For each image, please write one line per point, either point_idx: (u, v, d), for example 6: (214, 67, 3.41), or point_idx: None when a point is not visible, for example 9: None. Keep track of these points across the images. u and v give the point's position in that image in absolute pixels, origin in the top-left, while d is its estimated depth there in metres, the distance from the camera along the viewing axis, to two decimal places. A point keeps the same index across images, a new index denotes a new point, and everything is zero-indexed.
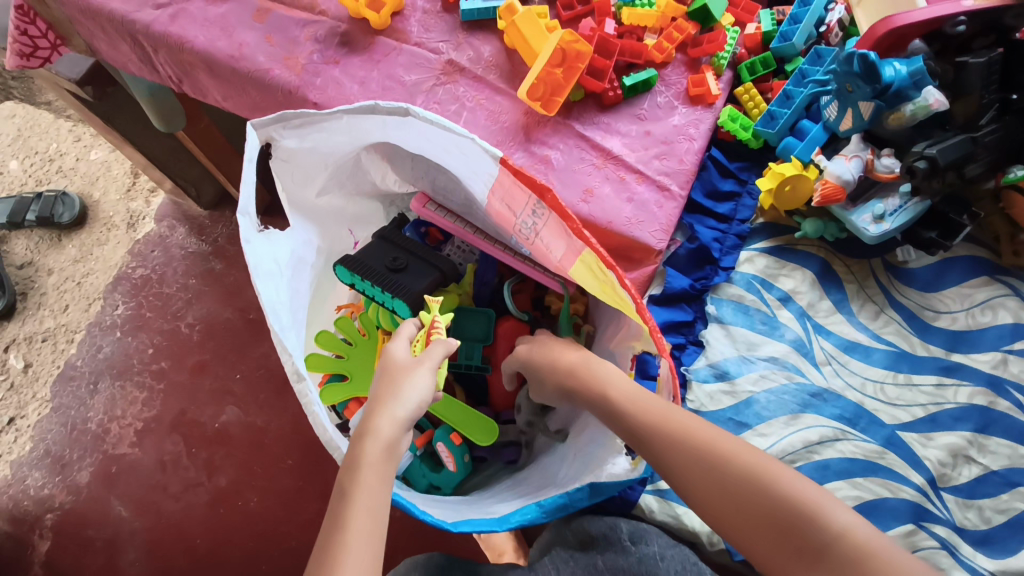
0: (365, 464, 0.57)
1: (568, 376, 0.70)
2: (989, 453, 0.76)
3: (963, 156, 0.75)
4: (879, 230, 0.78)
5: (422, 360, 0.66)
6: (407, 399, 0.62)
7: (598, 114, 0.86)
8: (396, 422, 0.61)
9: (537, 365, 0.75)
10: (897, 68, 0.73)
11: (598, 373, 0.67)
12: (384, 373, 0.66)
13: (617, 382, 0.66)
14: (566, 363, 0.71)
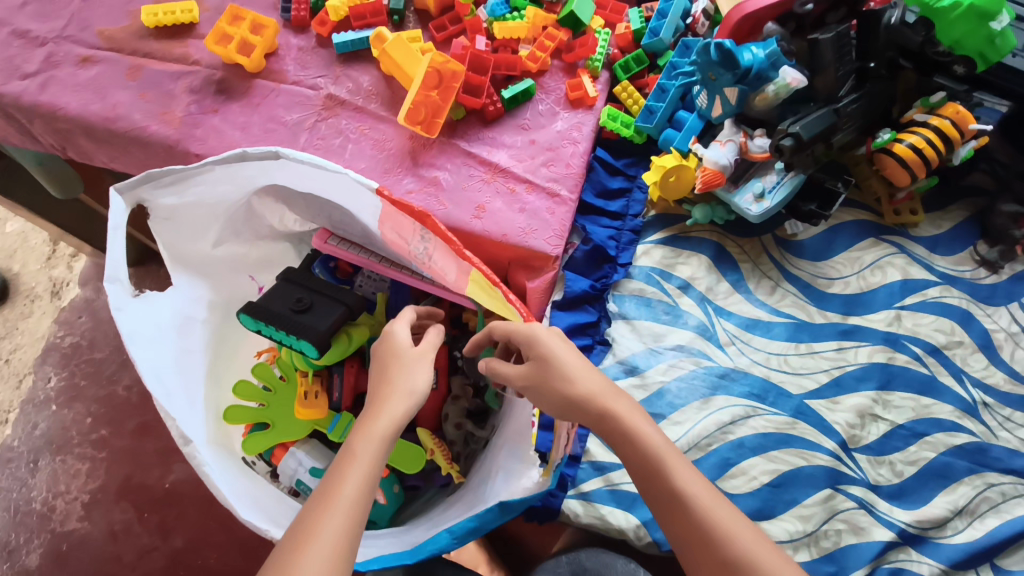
0: (365, 450, 0.56)
1: (597, 404, 0.57)
2: (894, 408, 0.80)
3: (829, 126, 0.78)
4: (760, 209, 0.80)
5: (426, 349, 0.65)
6: (417, 382, 0.61)
7: (482, 129, 0.87)
8: (405, 404, 0.60)
9: (558, 367, 0.58)
10: (754, 52, 0.76)
11: (633, 417, 0.56)
12: (389, 357, 0.64)
13: (653, 434, 0.56)
14: (598, 386, 0.57)
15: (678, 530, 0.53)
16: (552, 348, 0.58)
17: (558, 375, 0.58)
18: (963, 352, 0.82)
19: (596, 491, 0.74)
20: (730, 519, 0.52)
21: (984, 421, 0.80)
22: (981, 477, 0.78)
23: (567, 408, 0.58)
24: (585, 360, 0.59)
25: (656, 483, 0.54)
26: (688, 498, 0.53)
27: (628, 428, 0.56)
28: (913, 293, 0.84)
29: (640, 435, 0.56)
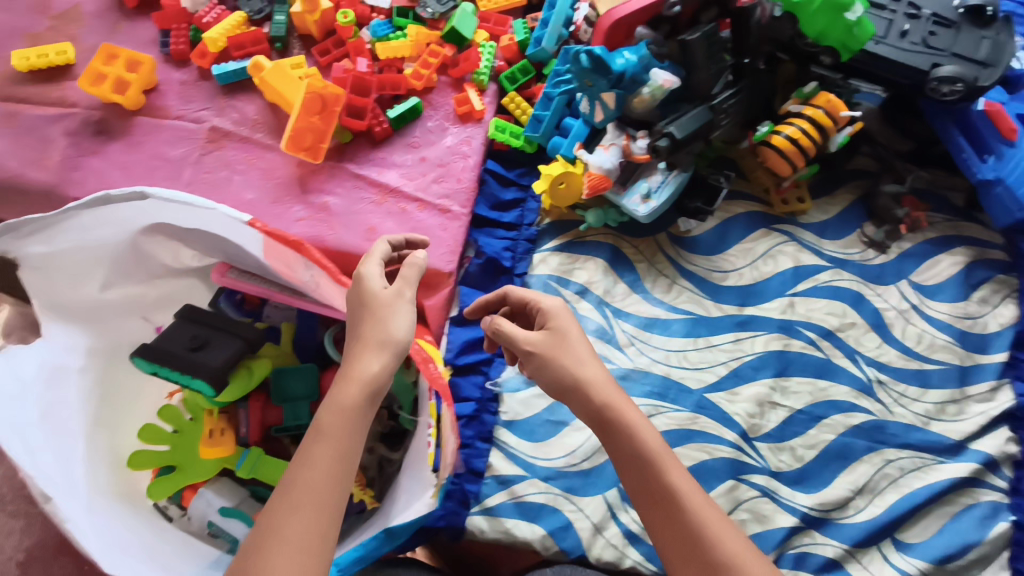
0: (337, 418, 0.55)
1: (601, 395, 0.58)
2: (792, 394, 0.81)
3: (704, 124, 0.80)
4: (648, 209, 0.81)
5: (403, 288, 0.62)
6: (394, 332, 0.59)
7: (371, 150, 0.86)
8: (381, 360, 0.58)
9: (572, 347, 0.60)
10: (626, 57, 0.78)
11: (632, 413, 0.57)
12: (363, 305, 0.61)
13: (650, 433, 0.57)
14: (603, 375, 0.59)
15: (666, 527, 0.54)
16: (566, 327, 0.61)
17: (571, 355, 0.59)
18: (856, 333, 0.84)
19: (501, 505, 0.74)
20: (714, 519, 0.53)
21: (879, 398, 0.82)
22: (879, 454, 0.79)
23: (569, 389, 0.58)
24: (592, 348, 0.61)
25: (648, 478, 0.55)
26: (682, 496, 0.54)
27: (627, 421, 0.57)
28: (805, 279, 0.86)
29: (639, 432, 0.56)
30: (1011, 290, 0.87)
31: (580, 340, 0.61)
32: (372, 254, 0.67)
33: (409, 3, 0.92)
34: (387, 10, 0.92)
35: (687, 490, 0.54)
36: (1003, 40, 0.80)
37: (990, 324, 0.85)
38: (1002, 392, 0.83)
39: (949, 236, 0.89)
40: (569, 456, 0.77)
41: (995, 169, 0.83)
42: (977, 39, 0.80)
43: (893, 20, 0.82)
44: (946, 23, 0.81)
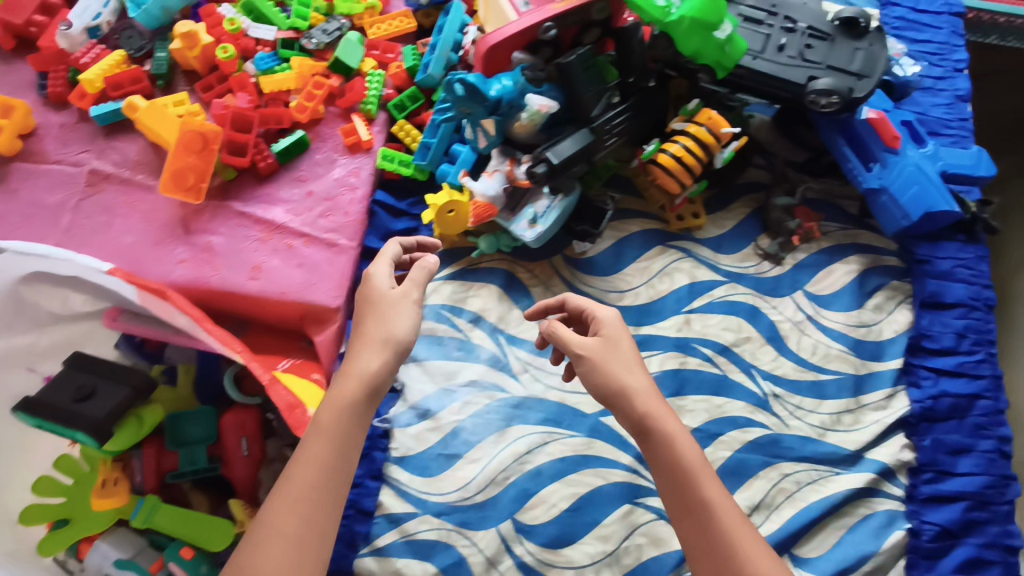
0: (333, 416, 0.59)
1: (646, 403, 0.59)
2: (688, 412, 0.81)
3: (585, 147, 0.79)
4: (534, 234, 0.80)
5: (409, 290, 0.66)
6: (394, 330, 0.63)
7: (257, 187, 0.85)
8: (381, 357, 0.61)
9: (622, 355, 0.61)
10: (503, 83, 0.77)
11: (672, 424, 0.58)
12: (366, 302, 0.65)
13: (688, 445, 0.57)
14: (647, 384, 0.60)
15: (696, 538, 0.55)
16: (618, 336, 0.62)
17: (620, 362, 0.61)
18: (752, 347, 0.84)
19: (392, 544, 0.73)
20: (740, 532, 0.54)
21: (775, 412, 0.82)
22: (775, 468, 0.79)
23: (616, 396, 0.59)
24: (639, 356, 0.62)
25: (682, 486, 0.56)
26: (715, 508, 0.55)
27: (668, 430, 0.58)
28: (700, 295, 0.86)
29: (677, 442, 0.57)
30: (905, 296, 0.88)
31: (629, 349, 0.62)
32: (384, 256, 0.71)
33: (294, 34, 0.90)
34: (272, 42, 0.90)
35: (720, 501, 0.55)
36: (876, 51, 0.80)
37: (885, 330, 0.86)
38: (897, 399, 0.83)
39: (843, 244, 0.90)
40: (463, 490, 0.76)
41: (880, 177, 0.83)
42: (852, 51, 0.80)
43: (770, 34, 0.82)
44: (821, 35, 0.81)
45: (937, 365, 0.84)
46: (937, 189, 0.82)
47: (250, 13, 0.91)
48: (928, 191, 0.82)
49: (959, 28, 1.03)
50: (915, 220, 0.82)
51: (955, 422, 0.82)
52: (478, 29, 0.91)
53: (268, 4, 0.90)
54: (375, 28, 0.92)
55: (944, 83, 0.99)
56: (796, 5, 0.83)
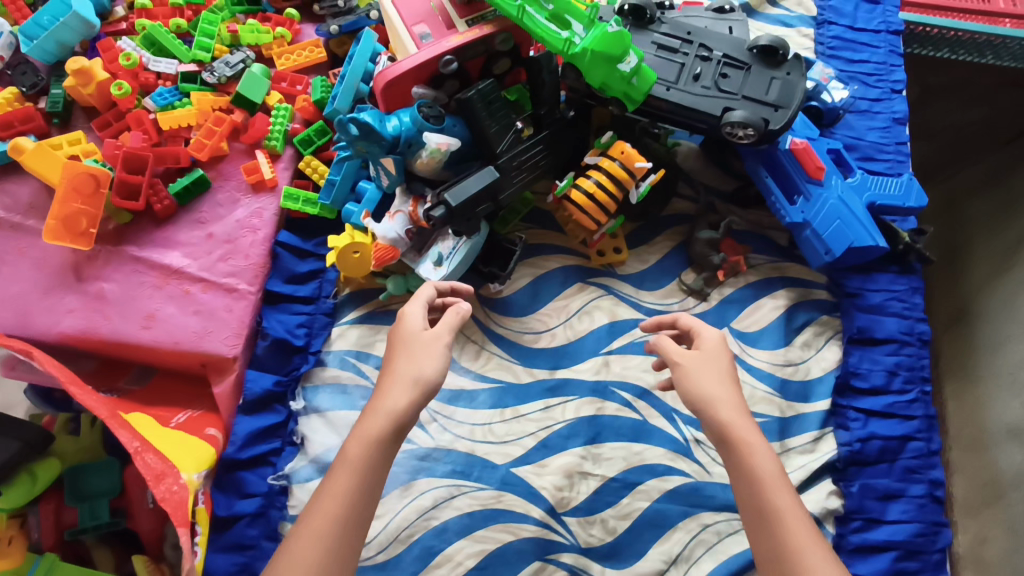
0: (360, 451, 0.57)
1: (728, 414, 0.58)
2: (605, 460, 0.77)
3: (490, 186, 0.74)
4: (439, 277, 0.76)
5: (441, 332, 0.64)
6: (425, 372, 0.61)
7: (155, 230, 0.80)
8: (408, 396, 0.60)
9: (716, 369, 0.61)
10: (399, 120, 0.73)
11: (752, 435, 0.57)
12: (398, 339, 0.64)
13: (766, 457, 0.56)
14: (733, 396, 0.59)
15: (767, 549, 0.53)
16: (716, 352, 0.62)
17: (708, 375, 0.61)
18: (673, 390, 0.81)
19: None
20: (810, 551, 0.51)
21: (697, 459, 0.78)
22: (695, 519, 0.76)
23: (701, 403, 0.60)
24: (734, 372, 0.62)
25: (754, 495, 0.54)
26: (787, 520, 0.53)
27: (747, 439, 0.57)
28: (620, 335, 0.82)
29: (754, 454, 0.56)
30: (834, 332, 0.85)
31: (725, 366, 0.62)
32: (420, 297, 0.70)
33: (195, 67, 0.84)
34: (174, 75, 0.85)
35: (793, 515, 0.53)
36: (794, 80, 0.77)
37: (812, 369, 0.83)
38: (825, 442, 0.80)
39: (770, 278, 0.86)
40: (363, 549, 0.72)
41: (802, 211, 0.81)
42: (768, 80, 0.77)
43: (684, 64, 0.78)
44: (737, 64, 0.78)
45: (866, 406, 0.81)
46: (862, 224, 0.79)
47: (150, 47, 0.85)
48: (850, 226, 0.78)
49: (897, 48, 0.99)
50: (837, 255, 0.79)
51: (884, 466, 0.79)
52: (389, 58, 0.86)
53: (168, 35, 0.84)
54: (284, 59, 0.87)
55: (881, 106, 0.96)
56: (711, 33, 0.80)
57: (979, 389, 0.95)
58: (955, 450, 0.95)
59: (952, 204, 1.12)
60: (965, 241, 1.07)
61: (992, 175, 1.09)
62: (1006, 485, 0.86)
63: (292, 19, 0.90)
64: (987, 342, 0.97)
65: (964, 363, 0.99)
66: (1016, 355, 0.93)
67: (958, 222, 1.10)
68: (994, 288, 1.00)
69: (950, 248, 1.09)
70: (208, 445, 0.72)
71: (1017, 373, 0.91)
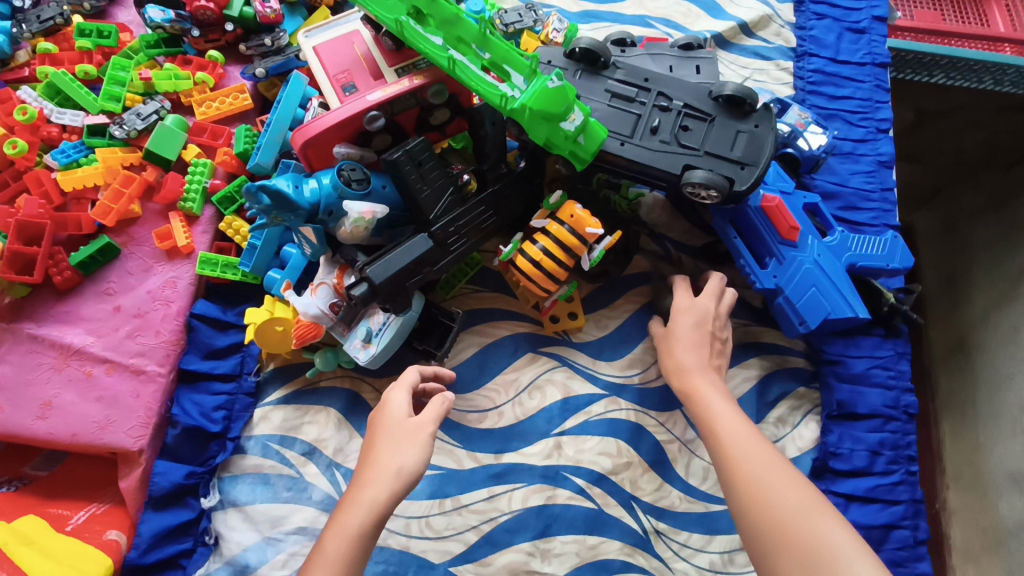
0: (340, 547, 0.50)
1: (676, 369, 0.64)
2: (555, 557, 0.69)
3: (421, 258, 0.66)
4: (367, 357, 0.68)
5: (425, 421, 0.58)
6: (407, 467, 0.54)
7: (57, 304, 0.72)
8: (388, 489, 0.53)
9: (675, 338, 0.67)
10: (314, 186, 0.65)
11: (700, 381, 0.62)
12: (379, 428, 0.57)
13: (710, 393, 0.61)
14: (687, 356, 0.65)
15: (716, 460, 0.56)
16: (679, 322, 0.67)
17: (668, 346, 0.67)
18: (632, 475, 0.72)
19: None
20: (747, 450, 0.54)
21: (657, 553, 0.70)
22: None
23: (667, 372, 0.66)
24: (701, 336, 0.66)
25: (700, 426, 0.59)
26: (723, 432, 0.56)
27: (692, 388, 0.62)
28: (574, 414, 0.74)
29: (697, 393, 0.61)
30: (812, 405, 0.77)
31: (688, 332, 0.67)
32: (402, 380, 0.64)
33: (104, 119, 0.76)
34: (81, 128, 0.77)
35: (726, 423, 0.57)
36: (762, 134, 0.69)
37: (788, 449, 0.75)
38: None
39: (743, 344, 0.79)
40: None
41: (775, 275, 0.73)
42: (733, 134, 0.69)
43: (641, 115, 0.70)
44: (698, 115, 0.70)
45: (845, 490, 0.73)
46: (839, 291, 0.72)
47: (55, 95, 0.77)
48: (827, 294, 0.71)
49: (884, 82, 0.91)
50: (813, 327, 0.71)
51: None
52: (320, 103, 0.75)
53: (72, 84, 0.76)
54: (204, 107, 0.79)
55: (865, 147, 0.87)
56: (670, 79, 0.72)
57: (979, 430, 0.90)
58: (953, 489, 0.91)
59: (952, 228, 1.04)
60: (966, 270, 1.00)
61: (999, 197, 0.98)
62: (1004, 532, 0.81)
63: (215, 61, 0.81)
64: (990, 377, 0.90)
65: (965, 401, 0.93)
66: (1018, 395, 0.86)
67: (960, 249, 1.02)
68: (996, 323, 0.92)
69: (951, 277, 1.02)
70: (106, 554, 0.64)
71: (1019, 415, 0.84)
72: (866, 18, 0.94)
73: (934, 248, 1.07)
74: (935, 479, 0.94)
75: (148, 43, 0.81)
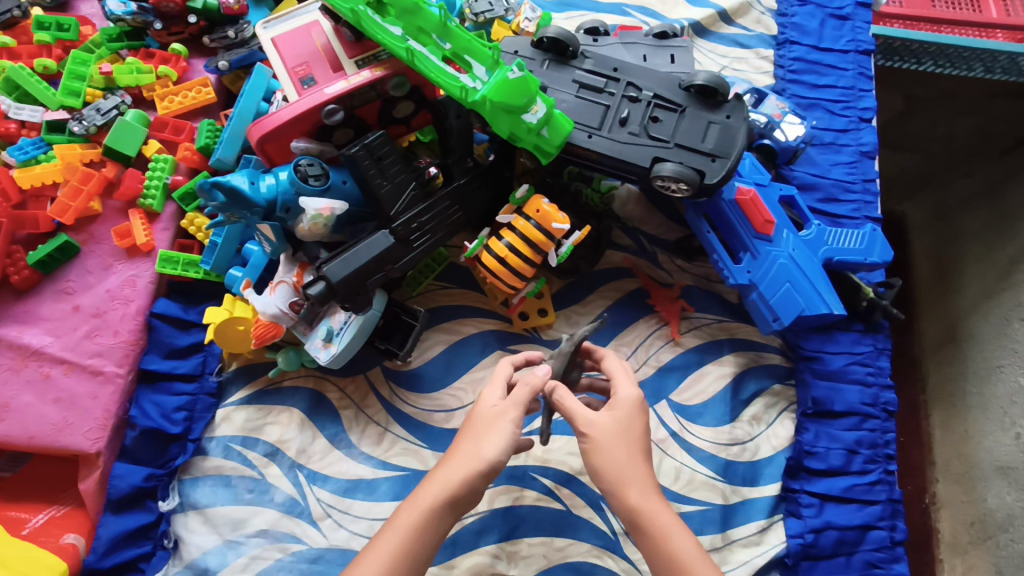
0: (412, 519, 0.48)
1: (630, 493, 0.50)
2: (521, 559, 0.67)
3: (381, 256, 0.64)
4: (328, 357, 0.67)
5: (512, 406, 0.52)
6: (486, 453, 0.50)
7: (14, 304, 0.71)
8: (464, 473, 0.49)
9: (630, 440, 0.52)
10: (270, 183, 0.63)
11: (666, 516, 0.50)
12: (468, 418, 0.53)
13: (686, 543, 0.48)
14: (644, 473, 0.51)
15: None
16: (635, 424, 0.53)
17: (623, 449, 0.51)
18: None
19: None
20: None
21: (626, 555, 0.69)
22: None
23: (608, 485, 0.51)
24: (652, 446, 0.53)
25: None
26: None
27: (661, 524, 0.49)
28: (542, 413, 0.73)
29: (668, 533, 0.49)
30: (788, 403, 0.75)
31: (639, 435, 0.53)
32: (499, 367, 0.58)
33: (64, 115, 0.75)
34: (40, 124, 0.76)
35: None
36: (734, 124, 0.67)
37: (762, 447, 0.73)
38: (772, 533, 0.70)
39: (717, 339, 0.77)
40: None
41: (749, 270, 0.71)
42: (704, 125, 0.67)
43: (610, 106, 0.68)
44: (669, 105, 0.68)
45: (821, 489, 0.71)
46: (813, 286, 0.70)
47: (13, 90, 0.76)
48: (801, 290, 0.69)
49: (867, 69, 0.88)
50: (786, 324, 0.69)
51: (841, 561, 0.70)
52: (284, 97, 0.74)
53: (30, 78, 0.75)
54: (166, 101, 0.77)
55: (847, 137, 0.85)
56: (640, 69, 0.70)
57: (968, 421, 0.87)
58: (943, 482, 0.88)
59: (943, 218, 1.00)
60: (957, 258, 0.96)
61: (991, 184, 0.96)
62: (995, 526, 0.80)
63: (179, 55, 0.80)
64: (979, 369, 0.88)
65: (954, 391, 0.91)
66: (1006, 386, 0.84)
67: (951, 238, 0.98)
68: (987, 312, 0.90)
69: (942, 265, 0.99)
70: (61, 558, 0.63)
71: (1008, 406, 0.83)
72: (850, 5, 0.93)
73: (925, 239, 1.03)
74: (924, 471, 0.91)
75: (109, 36, 0.80)
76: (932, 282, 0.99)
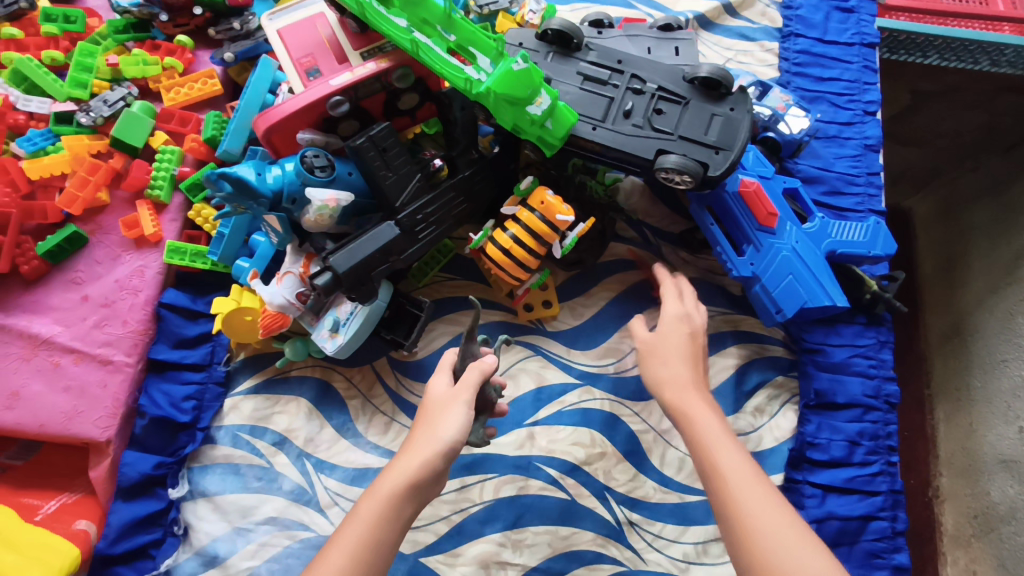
0: (374, 508, 0.48)
1: (663, 390, 0.58)
2: (527, 548, 0.68)
3: (386, 247, 0.65)
4: (334, 347, 0.68)
5: (463, 389, 0.53)
6: (444, 436, 0.50)
7: (24, 294, 0.72)
8: (422, 458, 0.49)
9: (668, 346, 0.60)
10: (277, 173, 0.64)
11: (698, 405, 0.56)
12: (421, 409, 0.54)
13: (710, 423, 0.54)
14: (682, 372, 0.58)
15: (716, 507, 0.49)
16: (671, 329, 0.62)
17: (661, 352, 0.60)
18: (606, 465, 0.71)
19: None
20: (752, 498, 0.48)
21: (631, 544, 0.70)
22: None
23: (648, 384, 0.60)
24: (693, 349, 0.61)
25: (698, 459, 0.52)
26: (727, 475, 0.49)
27: (689, 410, 0.55)
28: (548, 403, 0.73)
29: (696, 419, 0.54)
30: (791, 394, 0.76)
31: (681, 346, 0.61)
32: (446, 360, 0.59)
33: (71, 106, 0.75)
34: (48, 116, 0.76)
35: (729, 459, 0.50)
36: (737, 116, 0.67)
37: (765, 439, 0.74)
38: None
39: (721, 331, 0.78)
40: None
41: (752, 262, 0.72)
42: (708, 117, 0.67)
43: (614, 98, 0.68)
44: (673, 98, 0.68)
45: (823, 480, 0.71)
46: (816, 279, 0.70)
47: (21, 82, 0.77)
48: (804, 282, 0.69)
49: (871, 62, 0.88)
50: (789, 315, 0.70)
51: (843, 550, 0.70)
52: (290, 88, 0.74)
53: (37, 69, 0.75)
54: (172, 92, 0.78)
55: (851, 130, 0.85)
56: (644, 61, 0.70)
57: (973, 414, 0.87)
58: (947, 475, 0.89)
59: (950, 213, 1.01)
60: (963, 253, 0.97)
61: (998, 181, 0.95)
62: (998, 518, 0.79)
63: (184, 46, 0.80)
64: (983, 362, 0.88)
65: (960, 386, 0.91)
66: (1007, 380, 0.83)
67: (959, 232, 0.99)
68: (992, 308, 0.89)
69: (949, 258, 0.99)
70: (73, 545, 0.63)
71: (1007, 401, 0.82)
72: None
73: (931, 234, 1.04)
74: (928, 464, 0.92)
75: (116, 28, 0.80)
76: (937, 275, 1.01)
